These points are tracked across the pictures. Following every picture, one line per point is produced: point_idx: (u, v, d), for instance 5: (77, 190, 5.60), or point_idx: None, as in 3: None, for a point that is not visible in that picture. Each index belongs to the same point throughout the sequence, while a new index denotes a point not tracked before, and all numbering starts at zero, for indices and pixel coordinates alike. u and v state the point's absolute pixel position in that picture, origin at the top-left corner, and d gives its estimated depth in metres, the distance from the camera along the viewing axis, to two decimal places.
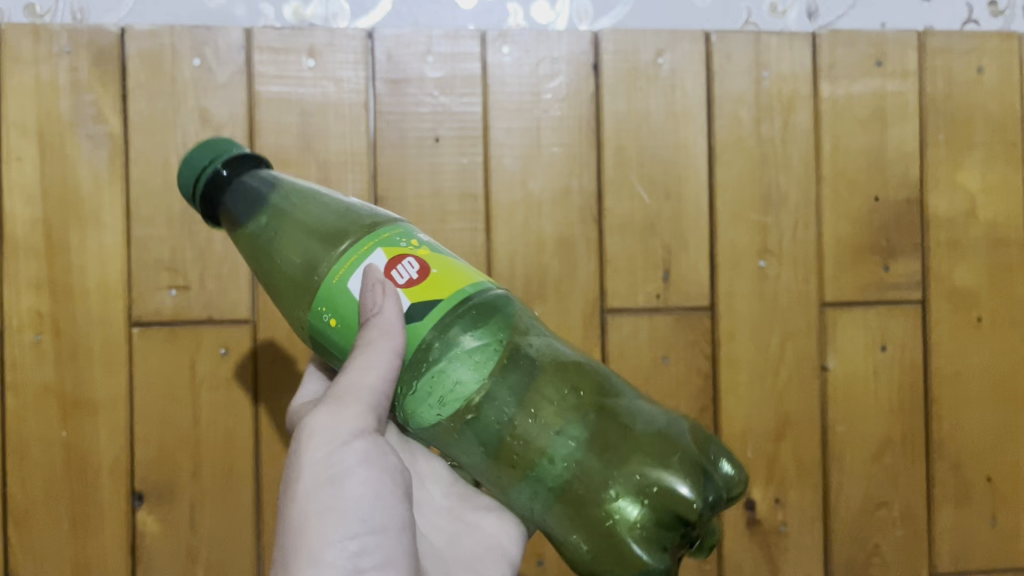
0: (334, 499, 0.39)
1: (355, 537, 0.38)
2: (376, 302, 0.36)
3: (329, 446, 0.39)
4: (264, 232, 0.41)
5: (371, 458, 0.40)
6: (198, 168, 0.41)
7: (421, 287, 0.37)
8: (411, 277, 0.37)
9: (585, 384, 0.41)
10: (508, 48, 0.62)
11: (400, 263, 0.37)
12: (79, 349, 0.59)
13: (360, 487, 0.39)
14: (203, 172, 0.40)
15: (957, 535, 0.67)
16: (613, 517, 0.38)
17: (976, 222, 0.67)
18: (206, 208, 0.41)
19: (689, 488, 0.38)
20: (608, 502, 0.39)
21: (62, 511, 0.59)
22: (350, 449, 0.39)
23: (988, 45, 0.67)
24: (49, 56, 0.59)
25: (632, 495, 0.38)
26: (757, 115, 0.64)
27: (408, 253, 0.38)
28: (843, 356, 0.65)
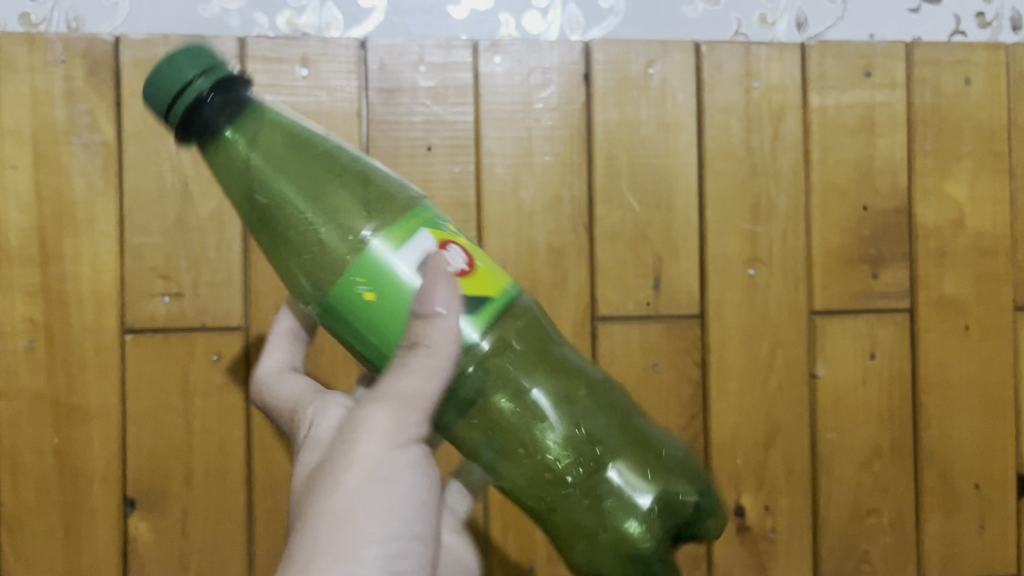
0: (380, 498, 0.36)
1: (394, 541, 0.36)
2: (440, 299, 0.35)
3: (383, 444, 0.37)
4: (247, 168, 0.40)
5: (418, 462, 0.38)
6: (179, 89, 0.38)
7: (472, 280, 0.37)
8: (463, 268, 0.37)
9: (595, 392, 0.41)
10: (500, 58, 0.62)
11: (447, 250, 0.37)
12: (72, 356, 0.59)
13: (404, 490, 0.37)
14: (186, 95, 0.38)
15: (945, 541, 0.67)
16: (617, 528, 0.39)
17: (964, 231, 0.67)
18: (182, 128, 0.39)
19: (685, 510, 0.40)
20: (613, 513, 0.39)
21: (54, 517, 0.59)
22: (402, 452, 0.37)
23: (976, 56, 0.67)
24: (44, 65, 0.59)
25: (640, 511, 0.39)
26: (747, 125, 0.65)
27: (451, 240, 0.38)
28: (833, 364, 0.66)
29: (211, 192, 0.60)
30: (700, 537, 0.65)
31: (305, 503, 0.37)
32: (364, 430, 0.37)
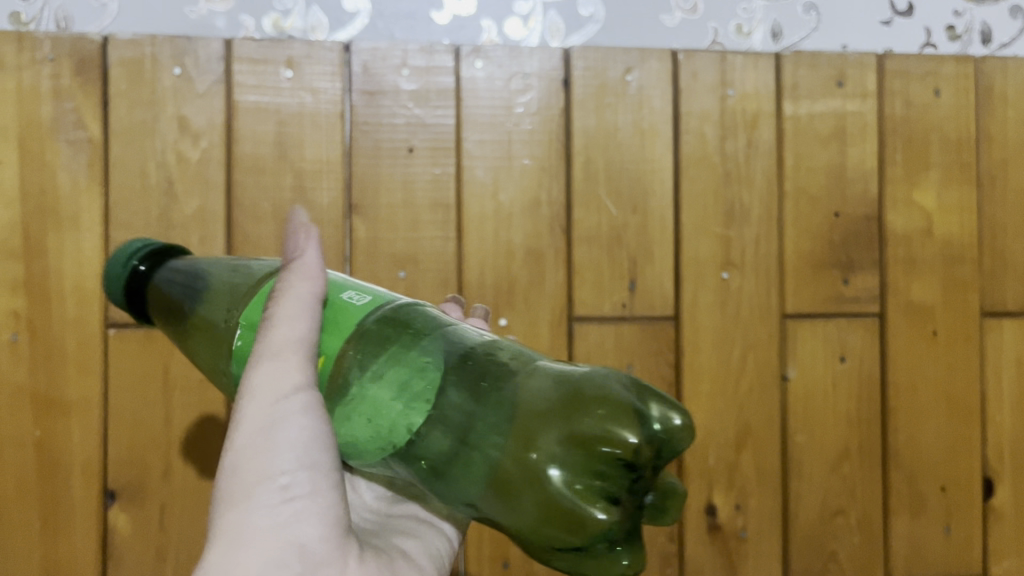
0: (268, 442, 0.35)
1: (290, 475, 0.35)
2: (298, 247, 0.37)
3: (271, 397, 0.35)
4: (195, 297, 0.41)
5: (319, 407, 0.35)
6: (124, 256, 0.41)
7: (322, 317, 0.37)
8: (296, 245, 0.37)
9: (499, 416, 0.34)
10: (481, 63, 0.63)
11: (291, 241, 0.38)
12: (54, 350, 0.60)
13: (300, 433, 0.35)
14: (124, 267, 0.41)
15: (911, 542, 0.69)
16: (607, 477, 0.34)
17: (932, 239, 0.69)
18: (132, 306, 0.41)
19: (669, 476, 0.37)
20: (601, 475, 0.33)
21: (33, 508, 0.60)
22: (289, 399, 0.35)
23: (945, 69, 0.69)
24: (32, 63, 0.60)
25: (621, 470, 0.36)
26: (722, 132, 0.66)
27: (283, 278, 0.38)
28: (803, 366, 0.67)
29: (195, 190, 0.61)
30: (672, 535, 0.66)
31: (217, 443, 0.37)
32: (247, 386, 0.35)
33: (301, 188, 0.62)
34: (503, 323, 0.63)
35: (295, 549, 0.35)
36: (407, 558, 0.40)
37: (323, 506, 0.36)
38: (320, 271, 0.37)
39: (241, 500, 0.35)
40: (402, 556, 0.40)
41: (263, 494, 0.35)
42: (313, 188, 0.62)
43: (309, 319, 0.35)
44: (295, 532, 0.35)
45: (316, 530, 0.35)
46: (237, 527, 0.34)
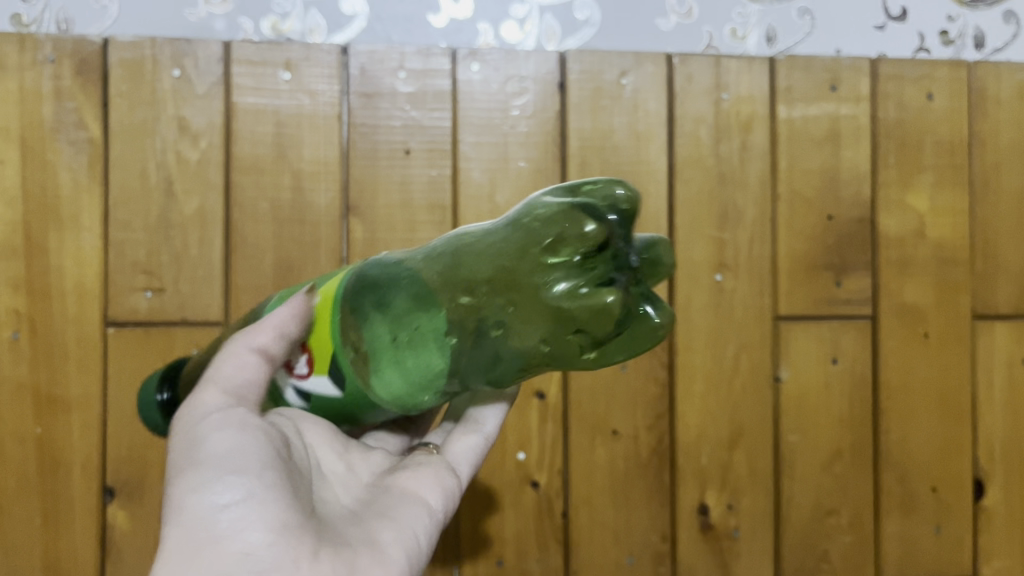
0: (196, 457, 0.37)
1: (219, 482, 0.36)
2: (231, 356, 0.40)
3: (199, 419, 0.38)
4: None
5: (238, 422, 0.38)
6: None
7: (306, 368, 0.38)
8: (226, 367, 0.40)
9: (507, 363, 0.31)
10: (478, 65, 0.64)
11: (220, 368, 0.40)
12: (55, 348, 0.61)
13: (222, 442, 0.37)
14: None
15: (902, 541, 0.69)
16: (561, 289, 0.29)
17: (924, 242, 0.70)
18: None
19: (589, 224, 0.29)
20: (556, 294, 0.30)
21: (34, 505, 0.61)
22: (211, 418, 0.38)
23: (938, 73, 0.70)
24: (33, 64, 0.61)
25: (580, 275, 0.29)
26: (716, 135, 0.67)
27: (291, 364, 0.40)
28: (796, 367, 0.68)
29: (195, 190, 0.62)
30: (665, 535, 0.66)
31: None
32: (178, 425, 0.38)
33: (299, 188, 0.62)
34: None
35: (240, 550, 0.34)
36: (376, 548, 0.39)
37: (260, 507, 0.36)
38: (286, 328, 0.38)
39: (176, 515, 0.35)
40: (368, 546, 0.38)
41: (196, 504, 0.35)
42: (311, 188, 0.62)
43: (259, 363, 0.39)
44: (238, 535, 0.35)
45: (260, 531, 0.35)
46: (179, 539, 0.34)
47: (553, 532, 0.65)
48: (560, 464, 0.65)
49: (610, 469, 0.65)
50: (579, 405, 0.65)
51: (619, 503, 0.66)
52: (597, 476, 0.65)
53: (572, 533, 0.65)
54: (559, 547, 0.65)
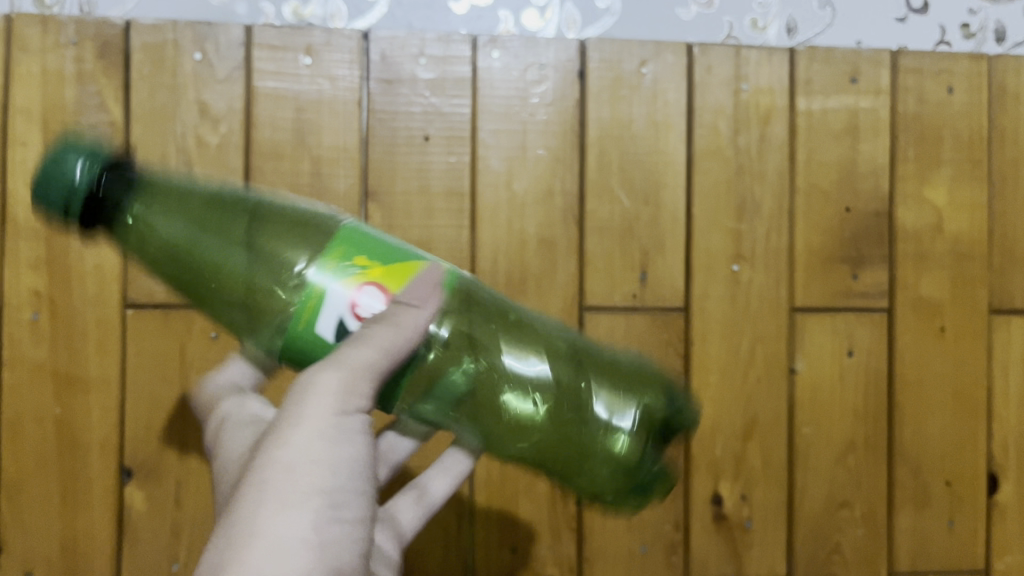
0: (319, 448, 0.36)
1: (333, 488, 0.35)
2: (421, 297, 0.39)
3: (332, 407, 0.37)
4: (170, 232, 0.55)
5: (361, 437, 0.38)
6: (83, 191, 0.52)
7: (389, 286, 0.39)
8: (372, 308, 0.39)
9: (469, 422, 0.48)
10: (498, 53, 0.64)
11: (362, 292, 0.39)
12: (75, 329, 0.61)
13: (346, 451, 0.37)
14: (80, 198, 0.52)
15: (916, 535, 0.70)
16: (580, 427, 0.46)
17: (942, 236, 0.69)
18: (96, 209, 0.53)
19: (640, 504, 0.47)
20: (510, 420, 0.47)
21: (52, 485, 0.61)
22: (347, 416, 0.37)
23: (959, 66, 0.70)
24: (56, 46, 0.61)
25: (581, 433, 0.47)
26: (735, 126, 0.67)
27: (367, 278, 0.39)
28: (811, 359, 0.68)
29: (214, 174, 0.62)
30: (678, 524, 0.67)
31: (240, 477, 0.36)
32: (308, 388, 0.37)
33: (318, 173, 0.62)
34: None
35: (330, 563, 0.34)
36: None
37: (354, 531, 0.36)
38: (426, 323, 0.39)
39: (286, 500, 0.34)
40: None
41: (308, 505, 0.34)
42: (330, 174, 0.63)
43: (399, 355, 0.38)
44: (331, 547, 0.34)
45: (351, 552, 0.35)
46: (279, 528, 0.33)
47: (567, 520, 0.65)
48: None
49: None
50: None
51: None
52: None
53: (585, 521, 0.66)
54: (572, 535, 0.65)
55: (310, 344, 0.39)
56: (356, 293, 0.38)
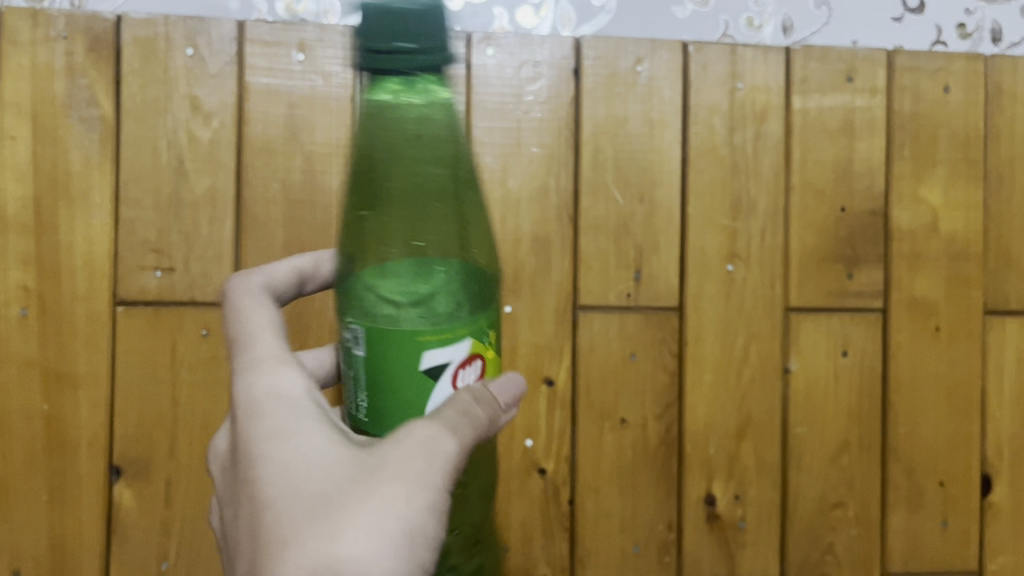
0: (424, 522, 0.33)
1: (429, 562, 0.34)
2: (509, 391, 0.36)
3: (436, 477, 0.33)
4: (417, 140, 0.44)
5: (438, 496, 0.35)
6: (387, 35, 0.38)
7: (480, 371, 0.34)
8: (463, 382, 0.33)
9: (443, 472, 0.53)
10: (492, 50, 0.63)
11: (468, 364, 0.33)
12: (64, 325, 0.60)
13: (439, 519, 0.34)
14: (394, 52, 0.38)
15: (909, 536, 0.69)
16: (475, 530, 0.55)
17: (937, 235, 0.69)
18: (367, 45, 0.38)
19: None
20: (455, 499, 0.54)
21: (40, 483, 0.61)
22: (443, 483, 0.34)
23: (954, 66, 0.69)
24: (46, 40, 0.60)
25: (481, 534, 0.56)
26: (730, 124, 0.66)
27: (479, 354, 0.33)
28: (805, 359, 0.67)
29: (206, 170, 0.61)
30: (671, 523, 0.66)
31: (332, 537, 0.32)
32: (415, 455, 0.33)
33: (311, 170, 0.62)
34: (509, 309, 0.64)
35: None
36: None
37: None
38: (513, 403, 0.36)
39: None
40: None
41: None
42: (322, 171, 0.62)
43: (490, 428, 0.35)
44: None
45: None
46: None
47: (559, 519, 0.65)
48: (567, 451, 0.65)
49: (618, 458, 0.65)
50: (587, 394, 0.65)
51: (626, 492, 0.66)
52: (603, 464, 0.65)
53: (578, 521, 0.65)
54: (565, 535, 0.65)
55: (384, 371, 0.32)
56: (464, 365, 0.33)
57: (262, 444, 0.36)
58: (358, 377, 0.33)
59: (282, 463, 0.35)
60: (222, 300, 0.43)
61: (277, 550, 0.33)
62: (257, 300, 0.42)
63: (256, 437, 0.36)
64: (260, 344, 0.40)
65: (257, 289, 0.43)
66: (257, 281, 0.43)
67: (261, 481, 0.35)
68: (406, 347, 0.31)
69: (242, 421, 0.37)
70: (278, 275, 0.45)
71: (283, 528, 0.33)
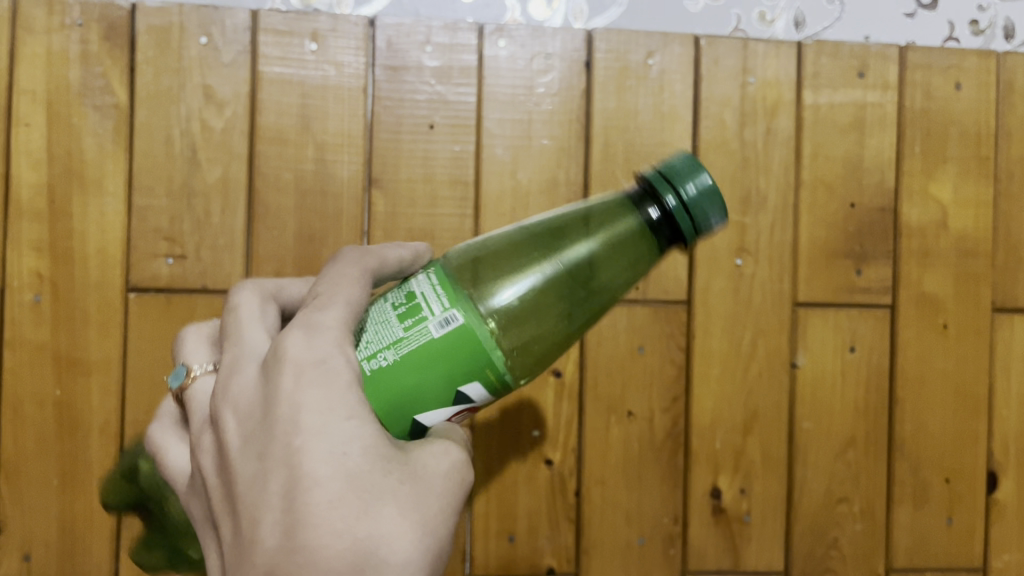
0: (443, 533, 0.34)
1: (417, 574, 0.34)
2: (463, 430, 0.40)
3: (453, 493, 0.34)
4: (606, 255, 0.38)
5: None
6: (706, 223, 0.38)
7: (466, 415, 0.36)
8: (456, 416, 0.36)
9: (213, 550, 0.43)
10: (505, 42, 0.64)
11: (464, 411, 0.36)
12: (76, 311, 0.61)
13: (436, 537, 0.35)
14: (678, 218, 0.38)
15: (914, 532, 0.70)
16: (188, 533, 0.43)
17: (947, 232, 0.69)
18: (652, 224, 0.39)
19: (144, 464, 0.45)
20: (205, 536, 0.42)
21: (52, 468, 0.61)
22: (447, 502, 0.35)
23: (967, 63, 0.69)
24: (61, 27, 0.61)
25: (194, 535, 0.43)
26: (741, 119, 0.66)
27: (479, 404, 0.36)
28: (812, 354, 0.68)
29: (218, 159, 0.62)
30: (677, 517, 0.67)
31: (384, 530, 0.31)
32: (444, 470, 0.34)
33: (322, 160, 0.62)
34: None
35: None
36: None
37: None
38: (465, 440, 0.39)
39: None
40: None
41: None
42: (334, 160, 0.62)
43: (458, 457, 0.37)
44: None
45: None
46: None
47: (565, 510, 0.66)
48: (574, 443, 0.65)
49: (624, 450, 0.66)
50: (595, 385, 0.65)
51: (631, 485, 0.66)
52: (609, 456, 0.66)
53: (584, 512, 0.66)
54: (570, 525, 0.66)
55: (419, 376, 0.34)
56: (461, 411, 0.35)
57: (306, 413, 0.32)
58: (406, 342, 0.34)
59: (332, 442, 0.32)
60: (327, 263, 0.39)
61: (322, 541, 0.31)
62: (341, 267, 0.38)
63: (302, 404, 0.33)
64: (328, 309, 0.36)
65: (361, 260, 0.39)
66: (357, 251, 0.40)
67: (302, 456, 0.32)
68: (475, 370, 0.34)
69: (284, 379, 0.33)
70: (389, 256, 0.42)
71: (331, 510, 0.31)
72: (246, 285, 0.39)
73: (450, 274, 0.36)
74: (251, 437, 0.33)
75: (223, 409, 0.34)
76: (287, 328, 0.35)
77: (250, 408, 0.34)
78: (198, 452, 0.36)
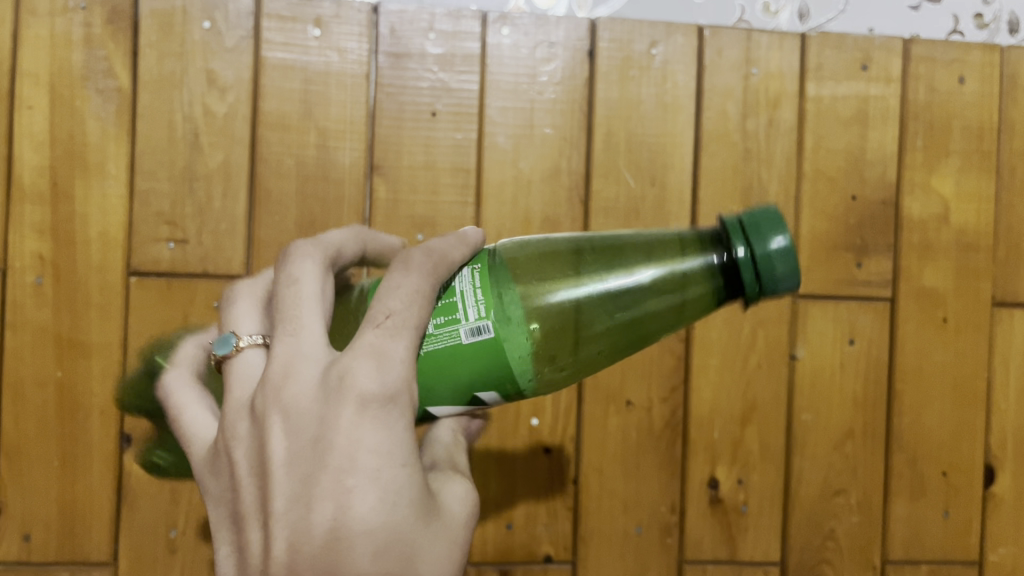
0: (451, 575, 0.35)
1: None
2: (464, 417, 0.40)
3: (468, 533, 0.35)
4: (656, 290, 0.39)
5: None
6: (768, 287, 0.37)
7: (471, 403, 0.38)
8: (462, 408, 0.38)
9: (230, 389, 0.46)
10: (508, 30, 0.64)
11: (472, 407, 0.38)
12: (77, 293, 0.61)
13: None
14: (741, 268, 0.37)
15: (910, 525, 0.70)
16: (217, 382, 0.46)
17: (948, 226, 0.69)
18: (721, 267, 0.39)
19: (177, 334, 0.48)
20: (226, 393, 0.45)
21: (52, 450, 0.61)
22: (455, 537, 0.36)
23: (971, 57, 0.69)
24: (64, 10, 0.61)
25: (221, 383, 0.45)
26: (744, 110, 0.66)
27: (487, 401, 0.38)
28: (812, 347, 0.68)
29: (220, 144, 0.62)
30: (674, 506, 0.67)
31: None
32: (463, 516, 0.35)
33: (324, 145, 0.62)
34: None
35: None
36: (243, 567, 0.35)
37: None
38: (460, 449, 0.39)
39: None
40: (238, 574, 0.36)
41: None
42: (336, 146, 0.62)
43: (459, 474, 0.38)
44: None
45: None
46: None
47: (563, 498, 0.66)
48: (573, 432, 0.66)
49: (622, 440, 0.66)
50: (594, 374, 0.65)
51: (629, 474, 0.66)
52: (608, 446, 0.66)
53: (582, 501, 0.66)
54: (568, 513, 0.66)
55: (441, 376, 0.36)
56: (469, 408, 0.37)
57: (366, 455, 0.32)
58: (433, 340, 0.35)
59: (385, 491, 0.32)
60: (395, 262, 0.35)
61: None
62: (411, 275, 0.35)
63: (360, 443, 0.32)
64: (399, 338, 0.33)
65: (430, 267, 0.35)
66: (426, 255, 0.36)
67: (352, 498, 0.32)
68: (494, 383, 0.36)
69: (347, 411, 0.32)
70: (453, 253, 0.37)
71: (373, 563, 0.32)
72: (310, 253, 0.36)
73: (487, 278, 0.37)
74: (297, 456, 0.32)
75: (272, 412, 0.33)
76: (352, 347, 0.33)
77: (305, 424, 0.33)
78: (231, 438, 0.34)
